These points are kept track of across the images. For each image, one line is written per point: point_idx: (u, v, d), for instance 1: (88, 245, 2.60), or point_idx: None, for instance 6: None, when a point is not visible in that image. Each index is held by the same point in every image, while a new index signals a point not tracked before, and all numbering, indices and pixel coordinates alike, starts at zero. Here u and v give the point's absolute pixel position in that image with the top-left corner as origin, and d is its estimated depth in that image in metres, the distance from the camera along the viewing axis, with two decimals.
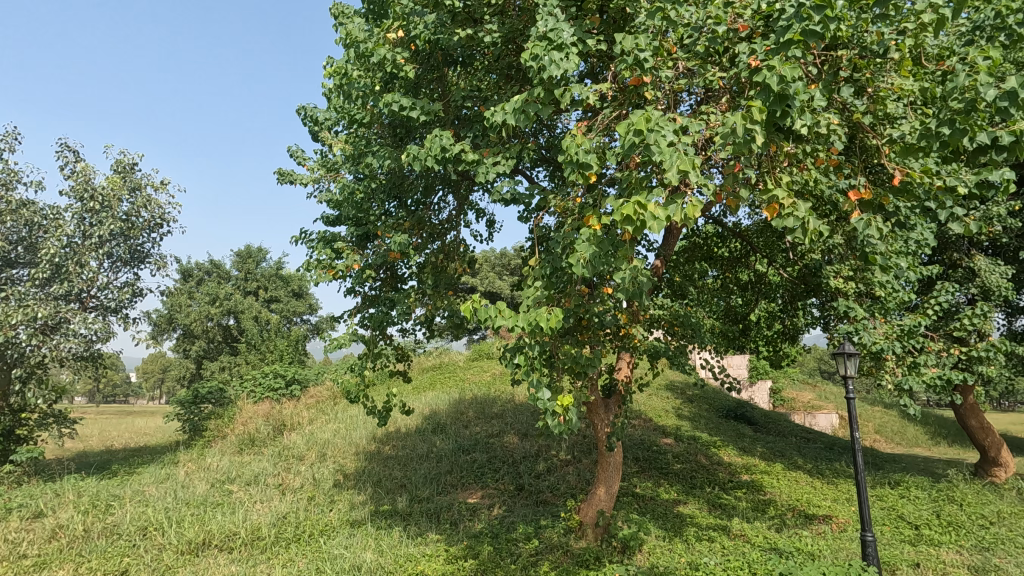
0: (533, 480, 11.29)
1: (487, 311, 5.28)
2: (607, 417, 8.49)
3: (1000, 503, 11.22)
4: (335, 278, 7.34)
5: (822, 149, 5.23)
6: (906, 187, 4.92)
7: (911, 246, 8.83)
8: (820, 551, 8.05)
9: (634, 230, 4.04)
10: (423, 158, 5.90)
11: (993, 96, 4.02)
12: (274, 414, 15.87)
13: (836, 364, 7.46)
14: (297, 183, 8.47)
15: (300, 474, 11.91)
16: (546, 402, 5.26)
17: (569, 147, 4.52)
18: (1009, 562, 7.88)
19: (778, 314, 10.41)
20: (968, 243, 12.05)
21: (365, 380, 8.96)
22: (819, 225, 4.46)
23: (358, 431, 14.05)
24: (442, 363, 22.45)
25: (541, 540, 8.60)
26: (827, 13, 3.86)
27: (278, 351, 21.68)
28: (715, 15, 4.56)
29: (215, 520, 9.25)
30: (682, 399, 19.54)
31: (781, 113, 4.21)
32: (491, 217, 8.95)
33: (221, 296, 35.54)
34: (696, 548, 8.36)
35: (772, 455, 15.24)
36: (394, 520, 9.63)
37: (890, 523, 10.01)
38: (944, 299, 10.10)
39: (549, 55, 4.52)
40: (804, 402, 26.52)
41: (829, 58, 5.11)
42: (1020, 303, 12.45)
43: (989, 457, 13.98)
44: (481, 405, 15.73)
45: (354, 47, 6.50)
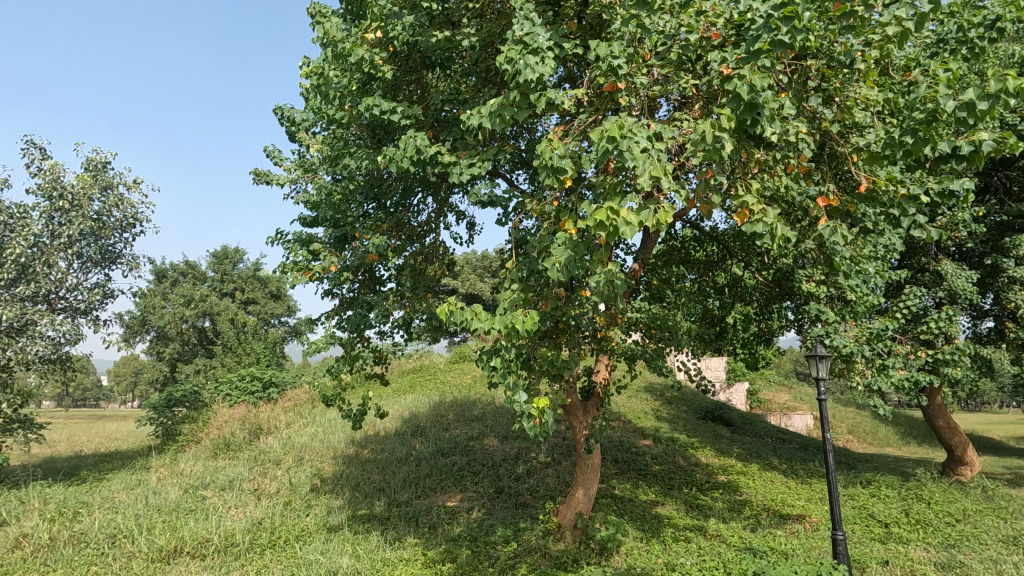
0: (513, 483, 11.29)
1: (463, 314, 5.25)
2: (585, 419, 8.53)
3: (966, 501, 11.55)
4: (311, 280, 7.27)
5: (792, 156, 5.34)
6: (872, 195, 5.08)
7: (880, 251, 9.07)
8: (792, 551, 8.18)
9: (607, 236, 4.07)
10: (399, 160, 5.88)
11: (953, 107, 4.17)
12: (250, 418, 15.61)
13: (808, 366, 7.61)
14: (273, 183, 8.36)
15: (276, 478, 11.74)
16: (522, 405, 5.27)
17: (544, 152, 4.56)
18: (973, 559, 8.10)
19: (753, 317, 10.59)
20: (935, 248, 12.41)
21: (342, 383, 8.86)
22: (788, 231, 4.55)
23: (336, 435, 13.89)
24: (423, 365, 22.35)
25: (520, 543, 8.60)
26: (795, 24, 3.95)
27: (255, 353, 21.33)
28: (688, 24, 4.65)
29: (187, 527, 9.05)
30: (661, 401, 19.75)
31: (752, 121, 4.29)
32: (471, 219, 8.92)
33: (197, 298, 34.87)
34: (673, 548, 8.45)
35: (749, 455, 15.49)
36: (371, 524, 9.55)
37: (861, 521, 10.23)
38: (912, 303, 10.38)
39: (524, 59, 4.55)
40: (780, 403, 27.01)
41: (798, 67, 5.23)
42: (984, 306, 12.84)
43: (955, 456, 14.38)
44: (461, 407, 15.69)
45: (332, 47, 6.43)
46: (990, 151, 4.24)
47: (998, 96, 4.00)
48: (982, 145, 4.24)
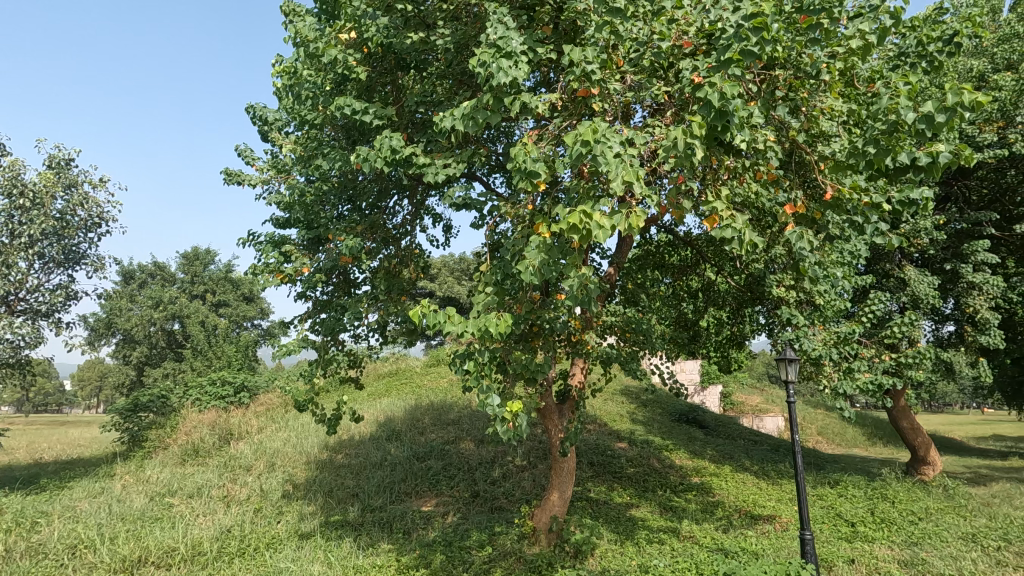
0: (488, 487, 11.24)
1: (436, 317, 5.18)
2: (561, 423, 8.56)
3: (928, 499, 11.91)
4: (283, 282, 7.16)
5: (761, 163, 5.46)
6: (836, 202, 5.24)
7: (847, 256, 9.32)
8: (763, 551, 8.32)
9: (580, 239, 4.09)
10: (373, 160, 5.82)
11: (913, 118, 4.33)
12: (220, 423, 15.23)
13: (778, 369, 7.78)
14: (245, 184, 8.20)
15: (247, 485, 11.48)
16: (495, 408, 5.25)
17: (518, 155, 4.58)
18: (934, 555, 8.36)
19: (726, 321, 10.77)
20: (898, 255, 12.82)
21: (315, 387, 8.71)
22: (756, 237, 4.65)
23: (309, 440, 13.66)
24: (398, 369, 22.15)
25: (495, 547, 8.57)
26: (763, 35, 4.10)
27: (226, 357, 20.85)
28: (659, 32, 4.71)
29: (152, 536, 8.77)
30: (636, 404, 19.93)
31: (722, 128, 4.37)
32: (447, 222, 8.88)
33: (166, 299, 34.01)
34: (647, 550, 8.51)
35: (722, 457, 15.72)
36: (345, 530, 9.40)
37: (829, 521, 10.46)
38: (878, 307, 10.66)
39: (498, 62, 4.55)
40: (752, 405, 27.48)
41: (766, 76, 5.36)
42: (945, 311, 13.26)
43: (919, 456, 14.79)
44: (437, 411, 15.58)
45: (305, 46, 6.35)
46: (947, 162, 4.40)
47: (955, 109, 4.16)
48: (940, 156, 4.41)
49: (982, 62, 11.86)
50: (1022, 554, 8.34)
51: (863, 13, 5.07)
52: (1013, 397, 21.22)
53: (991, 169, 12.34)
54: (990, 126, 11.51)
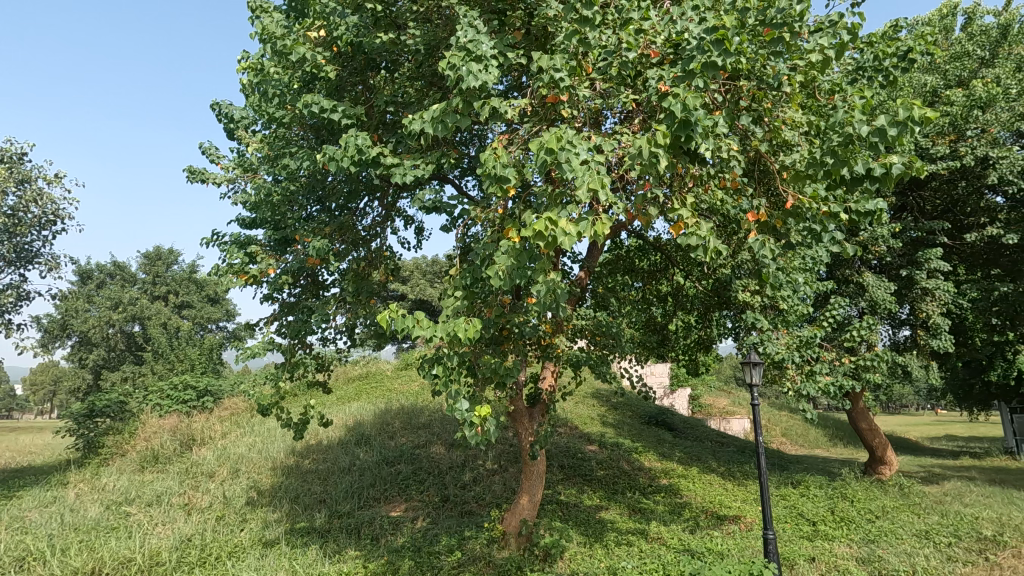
0: (459, 491, 11.18)
1: (404, 321, 5.10)
2: (531, 426, 8.57)
3: (885, 498, 12.33)
4: (247, 283, 6.99)
5: (726, 172, 5.59)
6: (796, 211, 5.41)
7: (809, 262, 9.59)
8: (728, 551, 8.49)
9: (546, 246, 4.11)
10: (340, 160, 5.74)
11: (867, 132, 4.53)
12: (182, 428, 14.74)
13: (743, 372, 7.98)
14: (209, 182, 7.96)
15: (209, 492, 11.14)
16: (463, 413, 5.22)
17: (487, 161, 4.59)
18: (890, 552, 8.64)
19: (693, 325, 10.95)
20: (858, 262, 13.26)
21: (281, 391, 8.50)
22: (719, 245, 4.76)
23: (275, 445, 13.33)
24: (369, 372, 21.91)
25: (464, 552, 8.49)
26: (725, 48, 4.22)
27: (189, 360, 20.23)
28: (627, 42, 4.78)
29: (107, 547, 8.44)
30: (607, 407, 20.11)
31: (686, 138, 4.46)
32: (419, 224, 8.82)
33: (125, 300, 32.89)
34: (615, 552, 8.58)
35: (690, 459, 15.99)
36: (311, 538, 9.22)
37: (792, 520, 10.73)
38: (838, 312, 10.99)
39: (467, 66, 4.54)
40: (719, 408, 28.06)
41: (731, 87, 5.51)
42: (901, 316, 13.73)
43: (877, 457, 15.28)
44: (408, 415, 15.43)
45: (271, 43, 6.24)
46: (899, 173, 4.62)
47: (906, 124, 4.36)
48: (892, 169, 4.61)
49: (936, 78, 12.38)
50: (971, 549, 8.70)
51: (822, 28, 5.25)
52: (964, 399, 22.18)
53: (943, 181, 12.90)
54: (943, 139, 12.05)
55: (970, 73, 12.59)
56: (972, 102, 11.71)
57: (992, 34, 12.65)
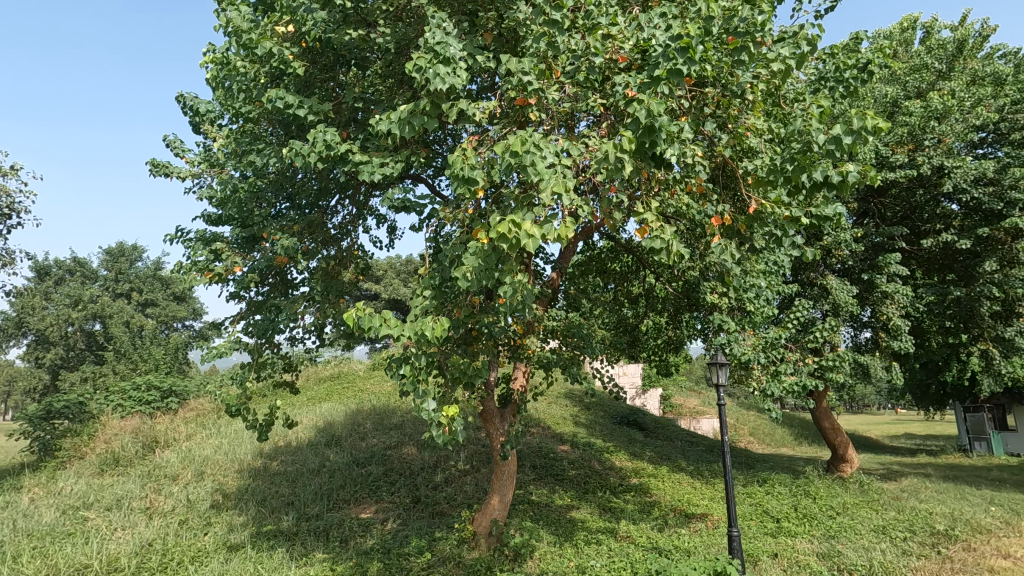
0: (430, 492, 11.13)
1: (371, 320, 5.02)
2: (502, 426, 8.52)
3: (846, 495, 12.72)
4: (212, 280, 6.84)
5: (691, 177, 5.69)
6: (758, 216, 5.55)
7: (774, 265, 9.81)
8: (694, 548, 8.65)
9: (510, 248, 4.15)
10: (307, 156, 5.69)
11: (824, 140, 4.73)
12: (144, 430, 14.31)
13: (709, 373, 8.20)
14: (173, 176, 7.68)
15: (172, 495, 10.86)
16: (431, 413, 5.19)
17: (455, 162, 4.59)
18: (848, 547, 8.91)
19: (664, 326, 11.12)
20: (821, 265, 13.65)
21: (247, 392, 8.30)
22: (682, 248, 4.85)
23: (242, 447, 13.05)
24: (341, 372, 21.65)
25: (434, 553, 8.43)
26: (689, 56, 4.32)
27: (153, 360, 19.63)
28: (594, 47, 4.86)
29: (62, 553, 8.17)
30: (580, 407, 20.30)
31: (651, 144, 4.52)
32: (391, 224, 8.76)
33: (85, 298, 31.79)
34: (585, 551, 8.65)
35: (659, 458, 16.22)
36: (277, 541, 9.05)
37: (757, 518, 10.98)
38: (803, 314, 11.25)
39: (434, 69, 4.57)
40: (690, 408, 28.60)
41: (696, 94, 5.64)
42: (863, 318, 14.16)
43: (839, 455, 15.69)
44: (380, 416, 15.28)
45: (237, 36, 6.15)
46: (854, 181, 4.78)
47: (859, 133, 4.58)
48: (848, 176, 4.77)
49: (897, 88, 12.81)
50: (924, 544, 9.03)
51: (784, 38, 5.45)
52: (920, 398, 23.06)
53: (903, 188, 13.34)
54: (902, 148, 12.49)
55: (928, 85, 13.09)
56: (929, 113, 12.16)
57: (949, 48, 13.18)
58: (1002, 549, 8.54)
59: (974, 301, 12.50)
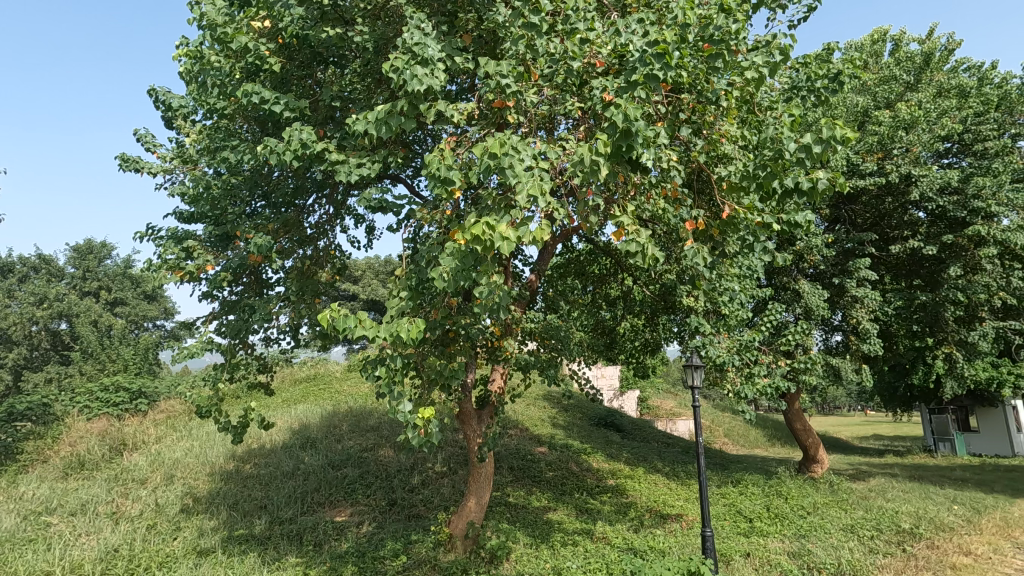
0: (406, 495, 11.05)
1: (346, 322, 4.96)
2: (479, 428, 8.48)
3: (817, 495, 12.99)
4: (183, 279, 6.68)
5: (666, 182, 5.76)
6: (731, 221, 5.66)
7: (748, 269, 9.98)
8: (669, 548, 8.75)
9: (485, 250, 4.15)
10: (282, 154, 5.60)
11: (795, 148, 4.85)
12: (112, 433, 13.91)
13: (685, 375, 8.32)
14: (143, 171, 7.47)
15: (140, 499, 10.57)
16: (407, 415, 5.13)
17: (432, 163, 4.58)
18: (818, 546, 9.10)
19: (641, 328, 11.23)
20: (794, 270, 13.94)
21: (219, 393, 8.12)
22: (657, 252, 4.90)
23: (214, 449, 12.78)
24: (317, 373, 21.36)
25: (410, 556, 8.35)
26: (665, 62, 4.38)
27: (122, 360, 19.09)
28: (572, 51, 4.90)
29: (22, 561, 7.90)
30: (558, 409, 20.39)
31: (627, 148, 4.56)
32: (369, 224, 8.69)
33: (52, 296, 30.79)
34: (561, 553, 8.68)
35: (636, 459, 16.37)
36: (249, 545, 8.88)
37: (730, 518, 11.16)
38: (776, 317, 11.45)
39: (412, 70, 4.55)
40: (666, 410, 28.94)
41: (674, 100, 5.72)
42: (834, 322, 14.49)
43: (810, 456, 16.01)
44: (357, 418, 15.12)
45: (211, 31, 6.05)
46: (824, 188, 4.92)
47: (829, 141, 4.71)
48: (818, 183, 4.91)
49: (867, 98, 13.17)
50: (891, 542, 9.27)
51: (758, 47, 5.57)
52: (888, 400, 23.70)
53: (872, 196, 13.71)
54: (872, 156, 12.84)
55: (897, 96, 13.48)
56: (898, 122, 12.51)
57: (917, 60, 13.59)
58: (963, 547, 8.82)
59: (939, 306, 12.90)
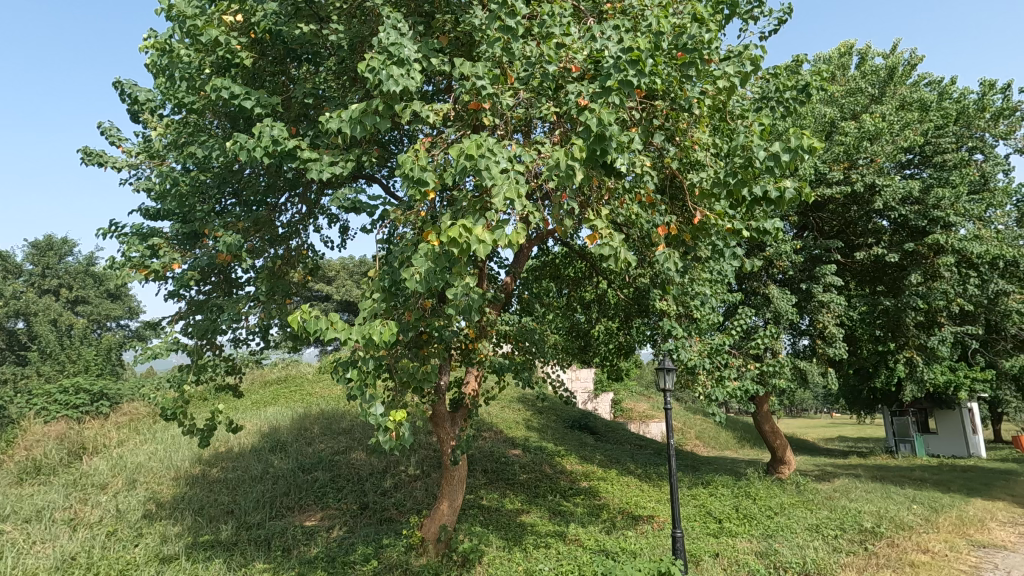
0: (378, 498, 10.91)
1: (317, 323, 4.88)
2: (452, 430, 8.43)
3: (784, 495, 13.28)
4: (147, 278, 6.48)
5: (640, 187, 5.84)
6: (702, 227, 5.76)
7: (719, 274, 10.16)
8: (640, 549, 8.83)
9: (460, 252, 4.14)
10: (253, 151, 5.48)
11: (764, 156, 4.97)
12: (71, 436, 13.39)
13: (657, 378, 8.42)
14: (107, 165, 7.22)
15: (100, 505, 10.20)
16: (379, 418, 5.05)
17: (406, 163, 4.54)
18: (785, 546, 9.29)
19: (615, 331, 11.34)
20: (764, 275, 14.26)
21: (185, 395, 7.89)
22: (630, 256, 4.95)
23: (179, 453, 12.41)
24: (288, 375, 20.96)
25: (381, 561, 8.24)
26: (639, 69, 4.44)
27: (83, 361, 18.42)
28: (547, 56, 4.94)
29: None
30: (532, 411, 20.41)
31: (602, 153, 4.60)
32: (343, 224, 8.59)
33: (7, 294, 29.54)
34: (533, 555, 8.67)
35: (609, 461, 16.50)
36: (215, 551, 8.65)
37: (700, 519, 11.32)
38: (746, 321, 11.67)
39: (388, 70, 4.52)
40: (640, 412, 29.24)
41: (648, 107, 5.81)
42: (802, 326, 14.85)
43: (778, 457, 16.36)
44: (328, 420, 14.88)
45: (180, 22, 5.90)
46: (791, 197, 5.05)
47: (796, 150, 4.84)
48: (786, 192, 5.04)
49: (834, 109, 13.56)
50: (854, 541, 9.53)
51: (729, 57, 5.70)
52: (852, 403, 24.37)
53: (839, 205, 14.12)
54: (838, 166, 13.23)
55: (863, 108, 13.91)
56: (863, 133, 12.92)
57: (881, 74, 14.06)
58: (921, 544, 9.12)
59: (901, 312, 13.35)
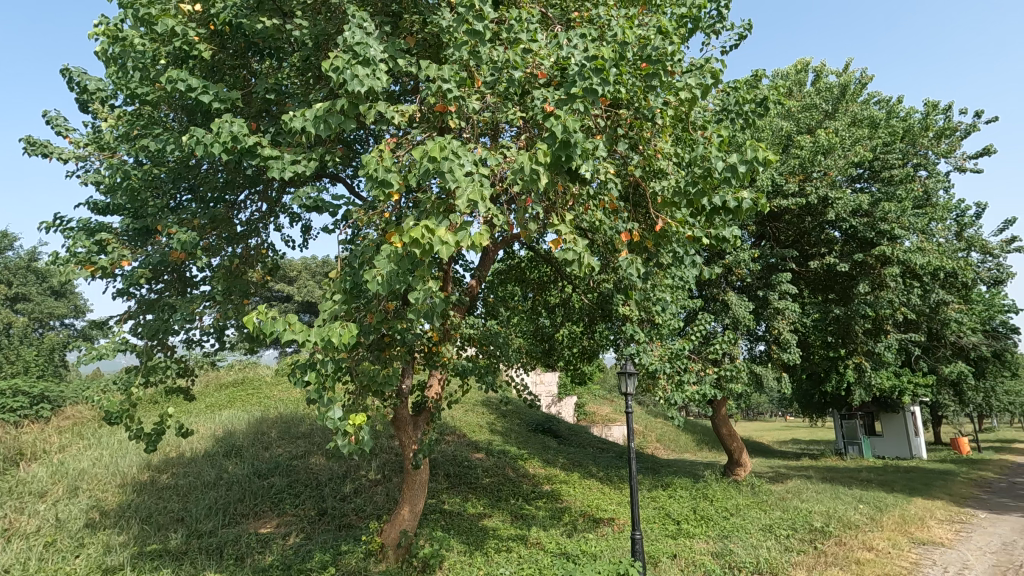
0: (337, 503, 10.69)
1: (275, 324, 4.75)
2: (414, 434, 8.33)
3: (740, 497, 13.64)
4: (93, 275, 6.18)
5: (604, 194, 5.92)
6: (663, 234, 5.88)
7: (680, 280, 10.39)
8: (600, 552, 8.92)
9: (422, 254, 4.11)
10: (211, 145, 5.31)
11: (722, 167, 5.12)
12: (7, 441, 12.63)
13: (619, 382, 8.52)
14: (53, 156, 6.85)
15: (38, 514, 9.65)
16: (338, 421, 4.93)
17: (369, 163, 4.48)
18: (739, 546, 9.54)
19: (579, 335, 11.45)
20: (724, 282, 14.65)
21: (133, 397, 7.55)
22: (593, 261, 5.00)
23: (126, 458, 11.86)
24: (245, 377, 20.35)
25: (339, 568, 8.06)
26: (603, 78, 4.52)
27: (22, 362, 17.43)
28: (514, 61, 4.97)
29: None
30: (496, 415, 20.40)
31: (566, 159, 4.64)
32: (306, 223, 8.42)
33: None
34: (495, 559, 8.65)
35: (571, 464, 16.62)
36: (163, 561, 8.30)
37: (659, 520, 11.52)
38: (706, 327, 11.96)
39: (353, 69, 4.45)
40: (603, 415, 29.59)
41: (613, 115, 5.91)
42: (759, 332, 15.32)
43: (735, 459, 16.80)
44: (286, 424, 14.50)
45: (134, 10, 5.68)
46: (748, 207, 5.20)
47: (752, 162, 5.00)
48: (743, 202, 5.19)
49: (791, 124, 14.09)
50: (804, 540, 9.86)
51: (690, 70, 5.87)
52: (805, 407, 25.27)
53: (794, 215, 14.68)
54: (794, 178, 13.74)
55: (817, 123, 14.49)
56: (817, 148, 13.47)
57: (835, 91, 14.69)
58: (867, 543, 9.50)
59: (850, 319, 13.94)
